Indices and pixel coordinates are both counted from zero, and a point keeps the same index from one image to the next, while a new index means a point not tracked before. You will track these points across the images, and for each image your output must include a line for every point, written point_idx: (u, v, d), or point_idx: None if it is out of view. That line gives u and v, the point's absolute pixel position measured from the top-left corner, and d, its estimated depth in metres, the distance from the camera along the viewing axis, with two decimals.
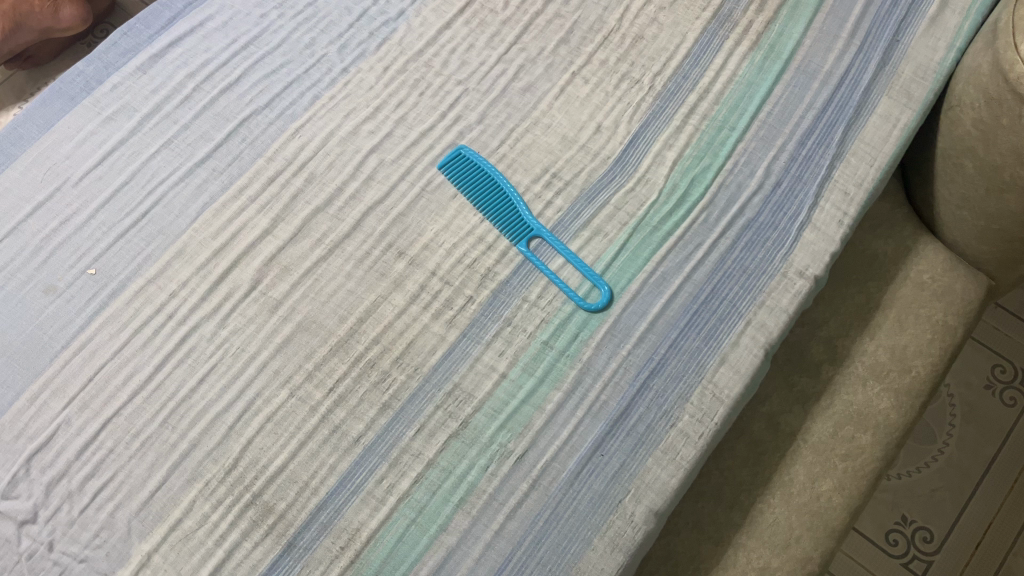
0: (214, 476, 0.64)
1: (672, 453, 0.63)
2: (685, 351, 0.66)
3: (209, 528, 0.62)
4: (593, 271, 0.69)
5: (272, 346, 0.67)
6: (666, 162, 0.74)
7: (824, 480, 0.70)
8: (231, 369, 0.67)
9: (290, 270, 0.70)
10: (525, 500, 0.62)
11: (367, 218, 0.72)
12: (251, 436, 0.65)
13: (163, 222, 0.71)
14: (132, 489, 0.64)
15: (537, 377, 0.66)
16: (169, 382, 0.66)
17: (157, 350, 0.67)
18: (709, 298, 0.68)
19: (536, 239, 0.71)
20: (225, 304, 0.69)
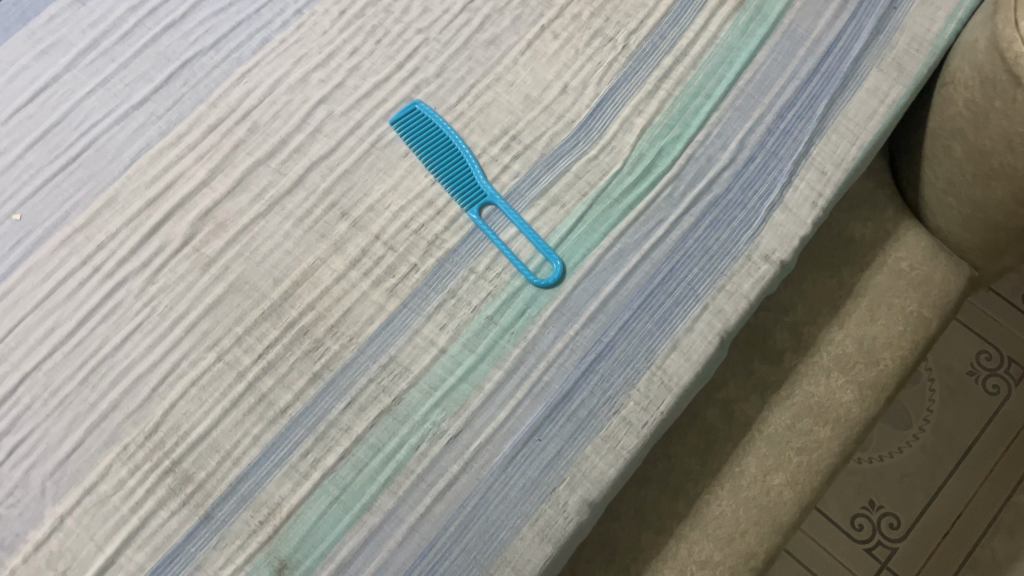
0: (133, 441, 0.61)
1: (613, 441, 0.60)
2: (636, 334, 0.63)
3: (125, 494, 0.60)
4: (545, 244, 0.65)
5: (201, 307, 0.64)
6: (633, 130, 0.69)
7: (776, 473, 0.67)
8: (158, 328, 0.63)
9: (226, 226, 0.66)
10: (454, 483, 0.59)
11: (310, 174, 0.68)
12: (174, 401, 0.62)
13: (94, 168, 0.67)
14: (48, 448, 0.61)
15: (478, 354, 0.63)
16: (92, 339, 0.63)
17: (81, 304, 0.64)
18: (666, 279, 0.64)
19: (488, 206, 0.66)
20: (155, 259, 0.65)
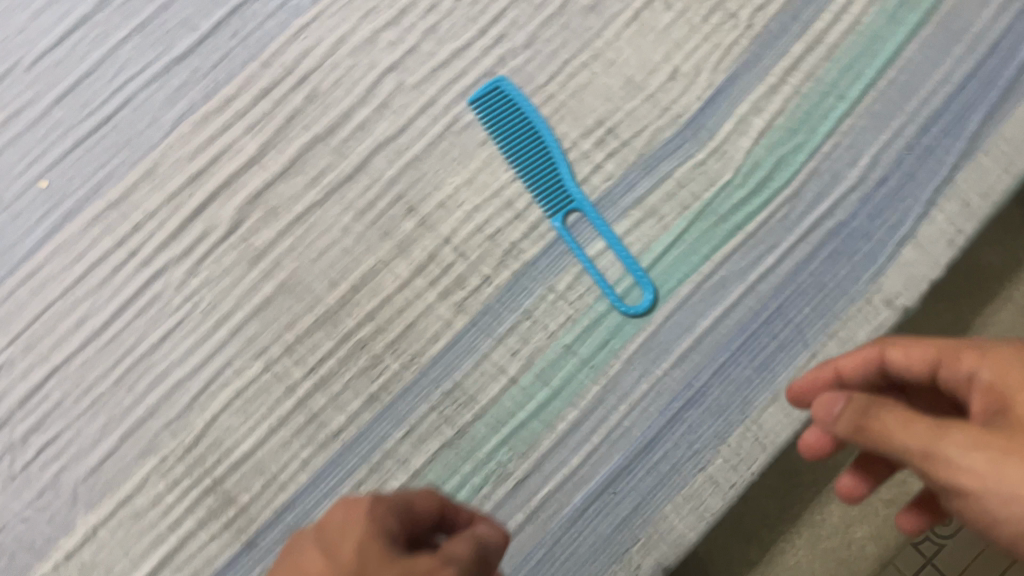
0: (172, 453, 0.56)
1: (696, 503, 0.55)
2: (732, 380, 0.56)
3: (163, 510, 0.56)
4: (635, 266, 0.57)
5: (248, 308, 0.57)
6: (750, 132, 0.59)
7: (860, 525, 0.63)
8: (200, 328, 0.57)
9: (277, 214, 0.58)
10: (517, 533, 0.54)
11: (375, 158, 0.59)
12: (216, 412, 0.56)
13: (130, 132, 0.59)
14: (80, 451, 0.57)
15: (553, 388, 0.56)
16: (127, 334, 0.57)
17: (115, 294, 0.57)
18: (772, 318, 0.57)
19: (574, 213, 0.58)
20: (198, 247, 0.58)
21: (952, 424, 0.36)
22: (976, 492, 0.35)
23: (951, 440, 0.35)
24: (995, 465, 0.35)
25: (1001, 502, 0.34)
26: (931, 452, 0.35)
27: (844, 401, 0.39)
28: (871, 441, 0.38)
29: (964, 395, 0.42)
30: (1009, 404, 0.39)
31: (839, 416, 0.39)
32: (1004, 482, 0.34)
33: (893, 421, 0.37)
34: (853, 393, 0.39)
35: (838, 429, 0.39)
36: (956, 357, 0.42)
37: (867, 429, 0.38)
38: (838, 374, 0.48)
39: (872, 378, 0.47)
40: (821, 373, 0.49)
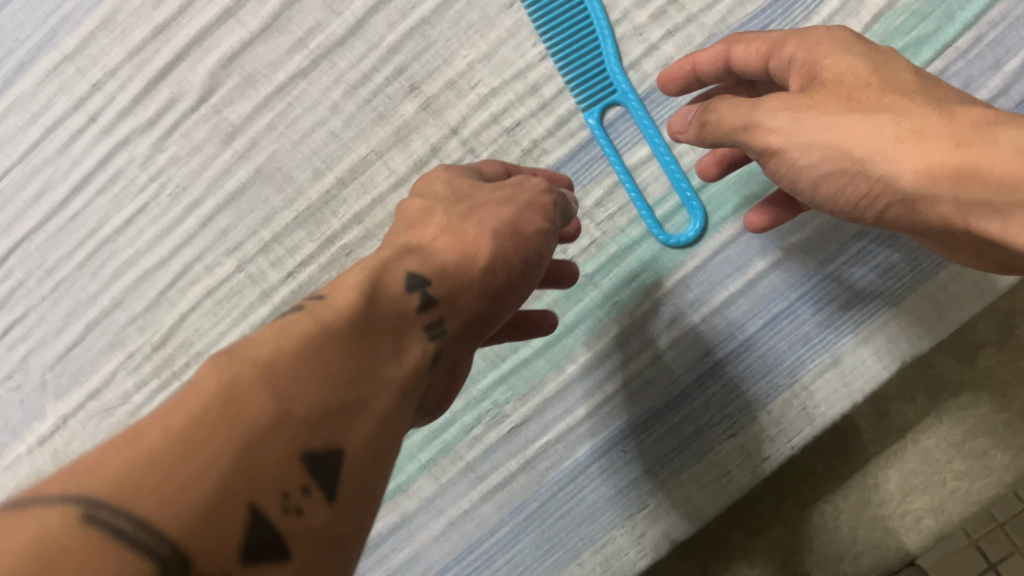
0: (139, 350, 0.50)
1: (718, 473, 0.46)
2: (785, 335, 0.46)
3: (131, 410, 0.51)
4: (682, 181, 0.46)
5: (220, 196, 0.49)
6: (860, 14, 0.45)
7: (919, 496, 0.53)
8: (167, 213, 0.49)
9: (255, 82, 0.48)
10: (509, 482, 0.48)
11: (374, 19, 0.48)
12: (185, 311, 0.50)
13: None
14: (46, 336, 0.51)
15: (564, 324, 0.47)
16: (89, 213, 0.50)
17: (75, 165, 0.50)
18: (848, 266, 0.45)
19: (612, 109, 0.47)
20: (164, 117, 0.49)
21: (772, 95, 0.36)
22: (796, 154, 0.35)
23: (768, 105, 0.36)
24: (825, 122, 0.34)
25: (831, 155, 0.34)
26: (754, 125, 0.36)
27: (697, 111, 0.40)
28: (713, 136, 0.38)
29: (783, 79, 0.38)
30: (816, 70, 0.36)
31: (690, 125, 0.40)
32: (818, 134, 0.34)
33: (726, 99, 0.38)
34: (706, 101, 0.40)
35: (691, 137, 0.40)
36: (781, 47, 0.38)
37: (708, 123, 0.38)
38: (697, 72, 0.42)
39: (725, 71, 0.42)
40: (678, 69, 0.43)
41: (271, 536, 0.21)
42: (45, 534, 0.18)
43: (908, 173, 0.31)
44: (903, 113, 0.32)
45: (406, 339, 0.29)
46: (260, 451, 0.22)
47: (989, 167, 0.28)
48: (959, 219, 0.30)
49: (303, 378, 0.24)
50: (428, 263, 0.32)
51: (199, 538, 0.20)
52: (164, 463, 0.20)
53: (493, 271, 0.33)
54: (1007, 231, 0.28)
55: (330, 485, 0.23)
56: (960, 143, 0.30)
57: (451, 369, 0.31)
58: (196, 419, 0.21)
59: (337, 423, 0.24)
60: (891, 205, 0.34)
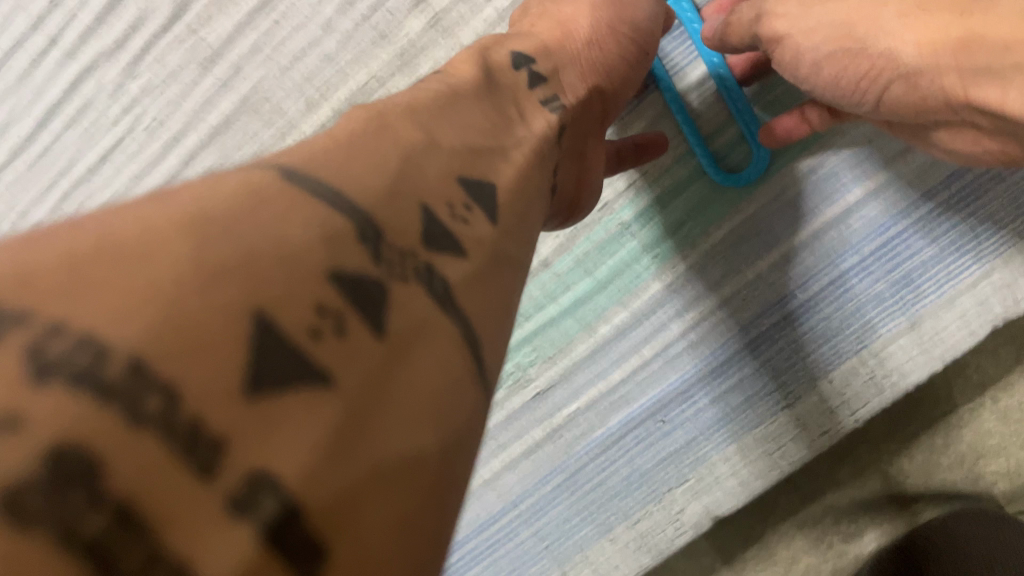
0: None
1: (771, 447, 0.41)
2: (855, 295, 0.40)
3: None
4: (739, 100, 0.40)
5: (204, 130, 0.43)
6: None
7: (994, 459, 0.47)
8: (145, 150, 0.43)
9: None
10: (534, 452, 0.43)
11: None
12: None
13: None
14: None
15: (597, 279, 0.42)
16: (59, 150, 0.44)
17: (39, 95, 0.43)
18: (935, 215, 0.39)
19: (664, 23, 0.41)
20: (136, 38, 0.42)
21: None
22: (799, 38, 0.32)
23: None
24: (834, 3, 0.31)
25: (835, 36, 0.31)
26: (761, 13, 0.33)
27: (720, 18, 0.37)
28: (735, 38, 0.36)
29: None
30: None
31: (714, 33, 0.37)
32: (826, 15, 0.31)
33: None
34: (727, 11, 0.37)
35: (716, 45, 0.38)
36: None
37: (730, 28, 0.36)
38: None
39: None
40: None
41: (443, 233, 0.18)
42: (246, 181, 0.15)
43: (908, 48, 0.29)
44: None
45: (529, 112, 0.28)
46: (418, 164, 0.20)
47: (995, 32, 0.26)
48: (960, 93, 0.28)
49: (442, 121, 0.23)
50: (532, 43, 0.32)
51: (387, 215, 0.17)
52: (335, 157, 0.18)
53: (600, 42, 0.33)
54: (1005, 99, 0.26)
55: (491, 208, 0.21)
56: (963, 12, 0.27)
57: (581, 147, 0.32)
58: (348, 137, 0.19)
59: (481, 162, 0.23)
60: (889, 89, 0.30)
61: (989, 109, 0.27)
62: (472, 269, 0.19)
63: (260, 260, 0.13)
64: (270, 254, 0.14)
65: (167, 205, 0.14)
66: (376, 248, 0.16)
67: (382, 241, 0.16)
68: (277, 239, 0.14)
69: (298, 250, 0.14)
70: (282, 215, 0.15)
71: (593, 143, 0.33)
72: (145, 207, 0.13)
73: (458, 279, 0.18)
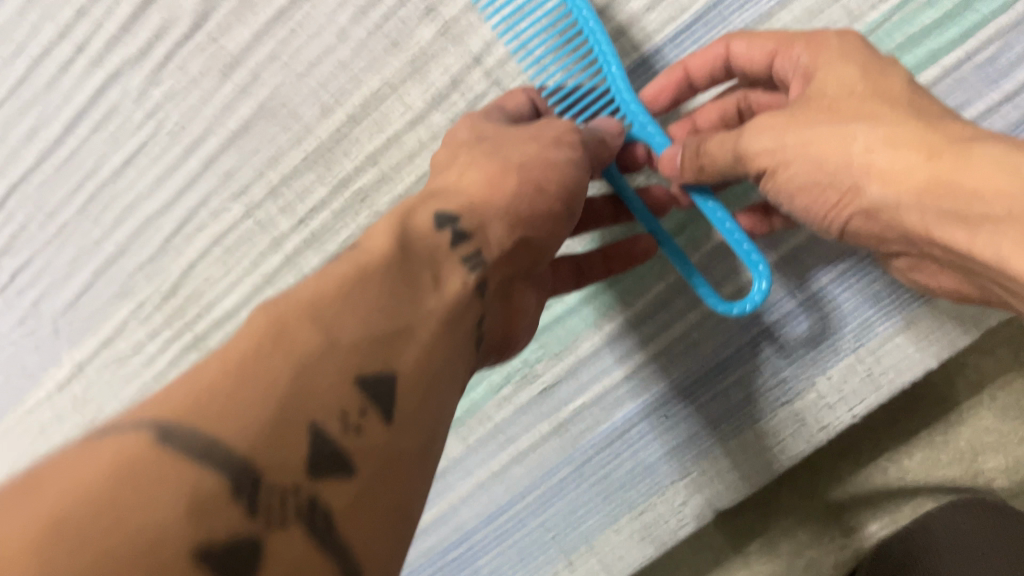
0: (150, 298, 0.48)
1: (772, 442, 0.42)
2: (854, 295, 0.41)
3: (147, 358, 0.49)
4: (733, 230, 0.35)
5: (222, 134, 0.44)
6: None
7: (993, 455, 0.49)
8: (167, 154, 0.45)
9: (254, 6, 0.43)
10: (540, 446, 0.45)
11: None
12: (193, 259, 0.46)
13: None
14: (54, 283, 0.49)
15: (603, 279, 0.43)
16: (86, 154, 0.46)
17: (67, 101, 0.46)
18: None
19: (640, 146, 0.38)
20: (158, 47, 0.44)
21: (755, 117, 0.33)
22: (776, 169, 0.32)
23: (750, 128, 0.33)
24: (806, 135, 0.31)
25: (809, 169, 0.31)
26: (739, 152, 0.33)
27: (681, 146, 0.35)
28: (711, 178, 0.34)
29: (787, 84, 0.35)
30: (812, 76, 0.33)
31: (681, 167, 0.35)
32: (798, 149, 0.31)
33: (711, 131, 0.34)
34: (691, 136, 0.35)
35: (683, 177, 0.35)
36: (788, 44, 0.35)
37: (704, 166, 0.34)
38: (690, 79, 0.38)
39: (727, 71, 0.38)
40: (670, 78, 0.38)
41: (331, 452, 0.22)
42: (122, 461, 0.18)
43: (877, 181, 0.29)
44: (879, 120, 0.30)
45: (447, 273, 0.29)
46: (314, 376, 0.22)
47: (967, 178, 0.27)
48: (923, 229, 0.29)
49: (346, 311, 0.24)
50: (457, 201, 0.33)
51: (264, 457, 0.20)
52: (217, 400, 0.21)
53: (530, 198, 0.33)
54: (973, 242, 0.26)
55: (385, 406, 0.24)
56: (933, 155, 0.28)
57: (506, 291, 0.33)
58: (240, 361, 0.22)
59: (382, 352, 0.25)
60: (859, 217, 0.31)
61: (956, 250, 0.28)
62: (355, 488, 0.22)
63: (122, 564, 0.17)
64: (131, 552, 0.17)
65: (44, 513, 0.17)
66: (247, 501, 0.19)
67: (257, 493, 0.20)
68: (141, 530, 0.17)
69: (160, 535, 0.17)
70: (175, 477, 0.19)
71: (519, 284, 0.34)
72: (19, 521, 0.17)
73: (341, 504, 0.21)
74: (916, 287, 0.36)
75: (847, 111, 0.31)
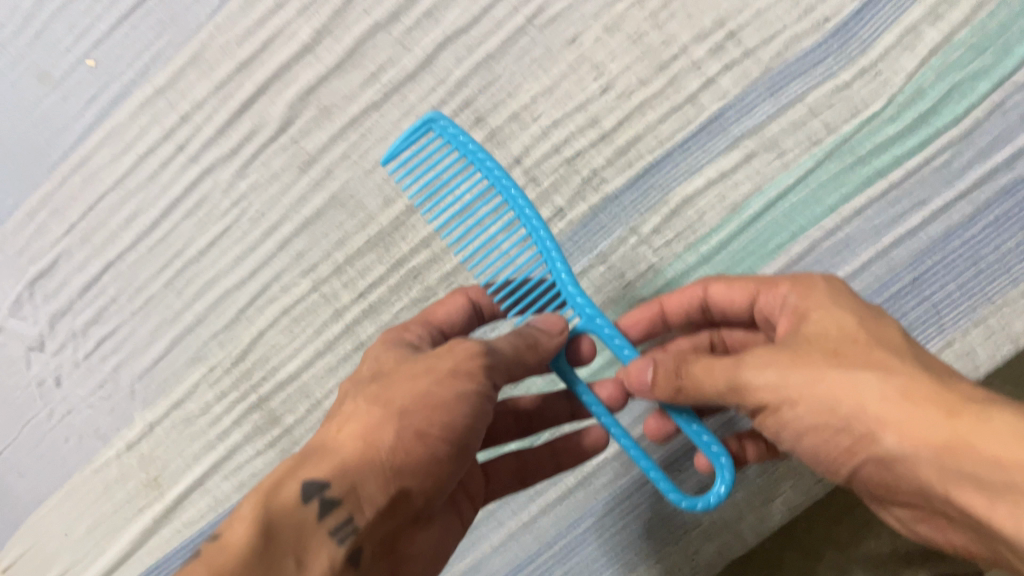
0: (220, 363, 0.54)
1: (773, 496, 0.48)
2: None
3: (212, 419, 0.55)
4: (711, 443, 0.37)
5: (297, 220, 0.52)
6: (918, 49, 0.46)
7: None
8: (247, 237, 0.53)
9: (331, 114, 0.51)
10: (566, 498, 0.50)
11: (442, 54, 0.50)
12: (263, 328, 0.53)
13: (176, 7, 0.53)
14: (135, 349, 0.56)
15: None
16: (175, 236, 0.54)
17: (164, 192, 0.54)
18: (905, 292, 0.46)
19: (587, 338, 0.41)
20: (247, 146, 0.52)
21: (749, 351, 0.36)
22: (781, 406, 0.34)
23: (748, 361, 0.35)
24: (810, 376, 0.33)
25: (815, 409, 0.33)
26: (737, 384, 0.34)
27: (655, 365, 0.37)
28: (691, 399, 0.36)
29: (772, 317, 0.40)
30: (807, 316, 0.37)
31: (652, 383, 0.37)
32: (802, 386, 0.33)
33: (701, 361, 0.37)
34: (664, 354, 0.38)
35: (658, 396, 0.37)
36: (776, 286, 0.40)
37: (683, 388, 0.36)
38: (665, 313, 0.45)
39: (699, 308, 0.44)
40: (645, 312, 0.45)
41: None
42: None
43: (891, 433, 0.30)
44: (890, 371, 0.32)
45: (310, 551, 0.32)
46: None
47: (983, 443, 0.28)
48: (938, 488, 0.29)
49: None
50: (328, 465, 0.34)
51: None
52: None
53: (417, 442, 0.34)
54: (990, 511, 0.27)
55: None
56: (951, 413, 0.29)
57: (392, 540, 0.36)
58: None
59: None
60: (868, 463, 0.32)
61: (969, 513, 0.28)
62: None
63: None
64: None
65: None
66: None
67: None
68: None
69: None
70: None
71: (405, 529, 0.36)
72: None
73: None
74: (906, 531, 0.37)
75: (850, 357, 0.33)
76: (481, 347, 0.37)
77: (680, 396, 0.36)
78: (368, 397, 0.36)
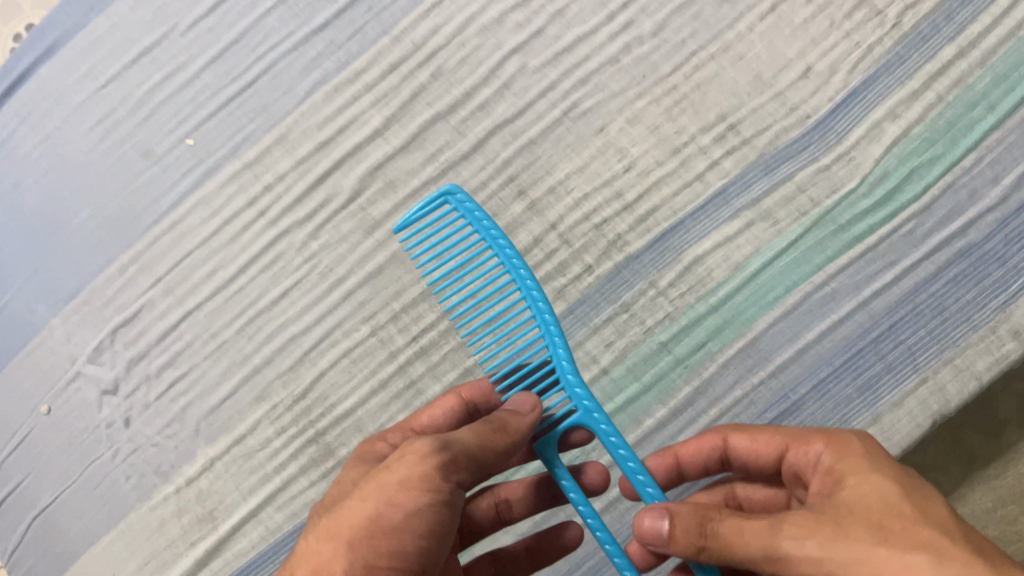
0: (282, 401, 0.61)
1: None
2: (832, 397, 0.54)
3: (271, 453, 0.61)
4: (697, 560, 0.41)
5: (361, 273, 0.61)
6: (883, 139, 0.56)
7: None
8: (315, 289, 0.61)
9: (395, 187, 0.61)
10: None
11: (491, 139, 0.60)
12: (324, 368, 0.60)
13: (267, 97, 0.63)
14: (204, 390, 0.62)
15: (643, 383, 0.56)
16: (251, 288, 0.62)
17: (244, 250, 0.62)
18: (883, 336, 0.54)
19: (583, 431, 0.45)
20: (321, 211, 0.61)
21: (783, 518, 0.35)
22: None
23: (786, 531, 0.34)
24: (857, 552, 0.33)
25: None
26: (773, 554, 0.34)
27: (674, 519, 0.37)
28: (715, 559, 0.36)
29: (800, 472, 0.42)
30: (841, 480, 0.38)
31: (672, 537, 0.37)
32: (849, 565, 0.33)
33: (730, 524, 0.36)
34: (687, 505, 0.38)
35: (679, 552, 0.37)
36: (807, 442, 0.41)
37: (708, 547, 0.36)
38: (680, 462, 0.48)
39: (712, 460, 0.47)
40: (662, 460, 0.49)
41: None
42: None
43: None
44: (941, 556, 0.33)
45: None
46: None
47: None
48: None
49: None
50: None
51: None
52: None
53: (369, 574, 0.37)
54: None
55: None
56: None
57: None
58: None
59: None
60: None
61: None
62: None
63: None
64: None
65: None
66: None
67: None
68: None
69: None
70: None
71: None
72: None
73: None
74: None
75: (894, 536, 0.34)
76: (434, 445, 0.39)
77: (705, 554, 0.36)
78: (321, 532, 0.39)
